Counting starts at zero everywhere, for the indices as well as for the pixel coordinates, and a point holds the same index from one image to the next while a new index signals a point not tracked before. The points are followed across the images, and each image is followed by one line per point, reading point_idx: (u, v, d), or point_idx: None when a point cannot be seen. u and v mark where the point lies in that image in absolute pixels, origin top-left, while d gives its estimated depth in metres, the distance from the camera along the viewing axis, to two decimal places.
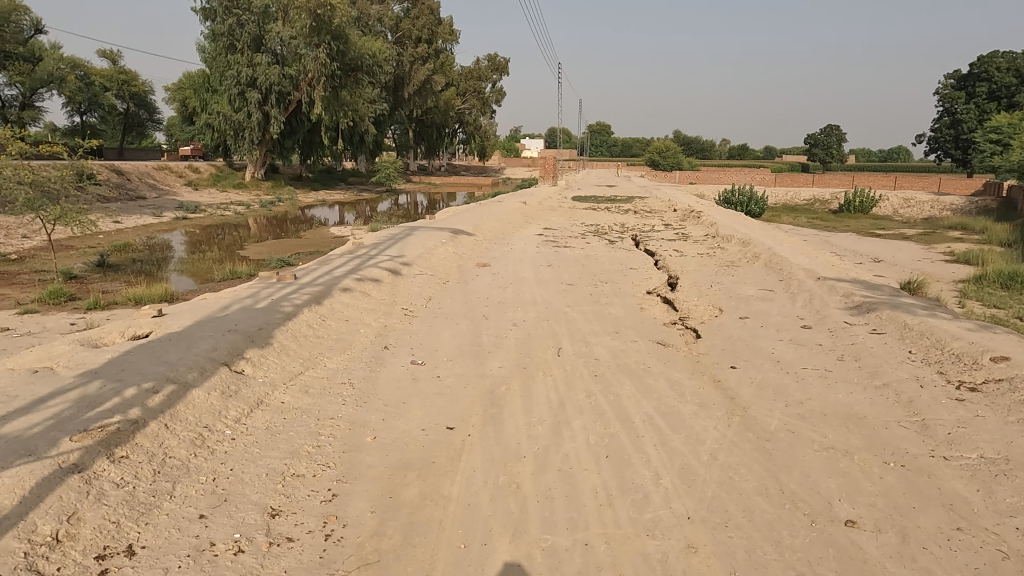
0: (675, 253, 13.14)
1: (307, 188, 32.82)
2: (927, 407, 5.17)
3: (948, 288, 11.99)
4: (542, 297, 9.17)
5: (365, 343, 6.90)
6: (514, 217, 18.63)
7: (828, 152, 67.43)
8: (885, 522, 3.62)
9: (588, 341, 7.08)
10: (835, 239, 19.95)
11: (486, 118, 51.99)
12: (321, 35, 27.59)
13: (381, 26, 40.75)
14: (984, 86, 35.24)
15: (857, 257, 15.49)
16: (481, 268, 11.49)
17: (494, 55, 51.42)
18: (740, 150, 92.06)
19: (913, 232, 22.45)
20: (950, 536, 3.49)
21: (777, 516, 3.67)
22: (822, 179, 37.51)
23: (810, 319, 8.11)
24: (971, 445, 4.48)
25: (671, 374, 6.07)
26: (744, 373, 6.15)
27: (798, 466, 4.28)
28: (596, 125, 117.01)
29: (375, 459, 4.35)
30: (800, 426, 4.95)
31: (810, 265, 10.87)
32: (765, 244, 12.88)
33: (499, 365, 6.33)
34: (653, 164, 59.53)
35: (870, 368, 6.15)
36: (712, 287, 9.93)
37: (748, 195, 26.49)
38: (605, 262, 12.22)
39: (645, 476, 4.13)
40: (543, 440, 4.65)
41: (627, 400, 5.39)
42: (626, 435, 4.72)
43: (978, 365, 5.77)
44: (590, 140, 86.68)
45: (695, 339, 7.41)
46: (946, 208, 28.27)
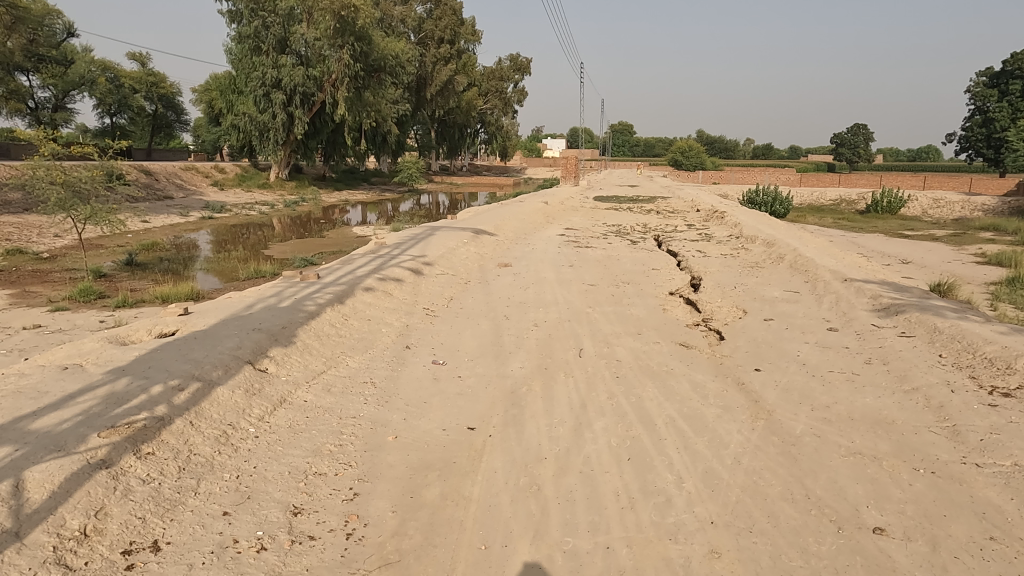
0: (698, 254, 12.99)
1: (330, 188, 33.20)
2: (958, 412, 5.05)
3: (979, 290, 11.77)
4: (564, 298, 9.15)
5: (387, 343, 6.92)
6: (536, 217, 18.60)
7: (854, 152, 66.61)
8: (914, 529, 3.54)
9: (609, 342, 7.04)
10: (862, 239, 19.70)
11: (508, 118, 52.17)
12: (345, 36, 27.84)
13: (404, 27, 40.94)
14: (1018, 83, 34.55)
15: (884, 257, 15.31)
16: (502, 268, 11.50)
17: (516, 55, 51.50)
18: (764, 150, 91.18)
19: (942, 233, 22.12)
20: (983, 546, 3.39)
21: (803, 522, 3.60)
22: (847, 179, 36.85)
23: (837, 321, 8.00)
24: (1005, 452, 4.37)
25: (694, 376, 6.01)
26: (769, 376, 6.06)
27: (825, 472, 4.20)
28: (618, 125, 116.61)
29: (396, 458, 4.37)
30: (827, 430, 4.87)
31: (836, 266, 10.72)
32: (790, 245, 12.74)
33: (520, 365, 6.31)
34: (676, 164, 59.09)
35: (898, 372, 6.04)
36: (736, 288, 9.84)
37: (773, 195, 26.23)
38: (627, 262, 12.18)
39: (668, 479, 4.08)
40: (564, 442, 4.63)
41: (649, 402, 5.36)
42: (648, 437, 4.69)
43: (1012, 370, 5.63)
44: (611, 140, 86.40)
45: (718, 341, 7.32)
46: (977, 208, 27.66)
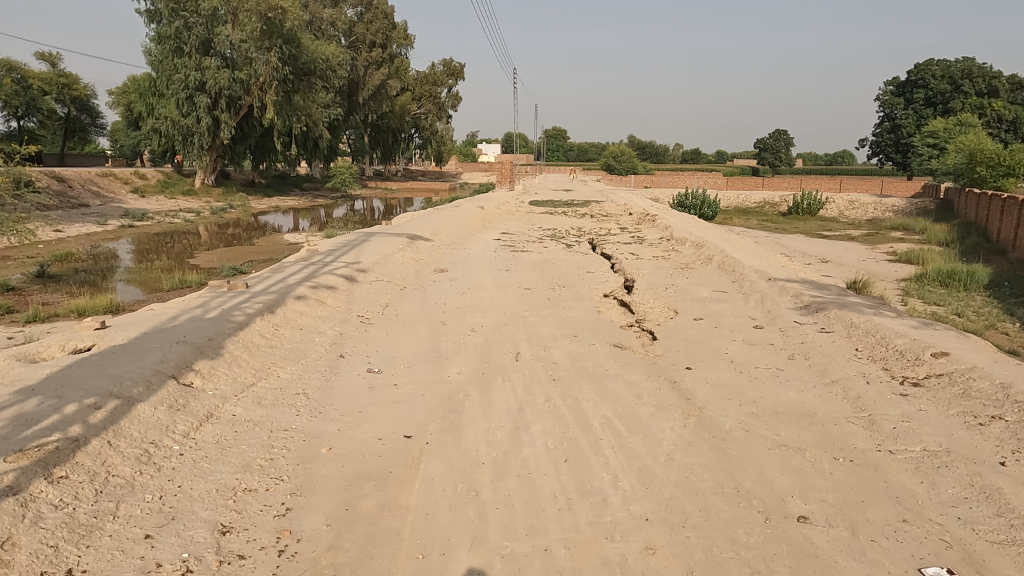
0: (631, 256, 13.23)
1: (260, 195, 32.23)
2: (874, 402, 5.35)
3: (891, 286, 12.54)
4: (501, 302, 9.17)
5: (321, 352, 6.76)
6: (472, 222, 18.58)
7: (776, 156, 69.79)
8: (836, 516, 3.71)
9: (546, 346, 7.10)
10: (785, 240, 20.60)
11: (443, 123, 51.97)
12: (272, 38, 27.16)
13: (334, 30, 40.16)
14: (922, 92, 37.25)
15: (806, 257, 16.06)
16: (439, 273, 11.45)
17: (450, 60, 51.37)
18: (692, 155, 94.15)
19: (858, 233, 23.40)
20: (898, 528, 3.59)
21: (733, 514, 3.72)
22: (770, 182, 38.45)
23: (762, 319, 8.31)
24: (915, 438, 4.65)
25: (629, 377, 6.13)
26: (700, 374, 6.24)
27: (754, 464, 4.35)
28: (552, 131, 118.10)
29: (331, 470, 4.27)
30: (755, 425, 5.05)
31: (761, 266, 11.16)
32: (718, 246, 13.20)
33: (458, 371, 6.29)
34: (609, 168, 60.19)
35: (820, 366, 6.33)
36: (667, 289, 10.11)
37: (702, 198, 27.11)
38: (563, 265, 12.31)
39: (604, 479, 4.14)
40: (503, 446, 4.63)
41: (585, 403, 5.43)
42: (585, 438, 4.75)
43: (921, 361, 6.02)
44: (545, 145, 87.10)
45: (651, 341, 7.49)
46: (888, 209, 29.35)
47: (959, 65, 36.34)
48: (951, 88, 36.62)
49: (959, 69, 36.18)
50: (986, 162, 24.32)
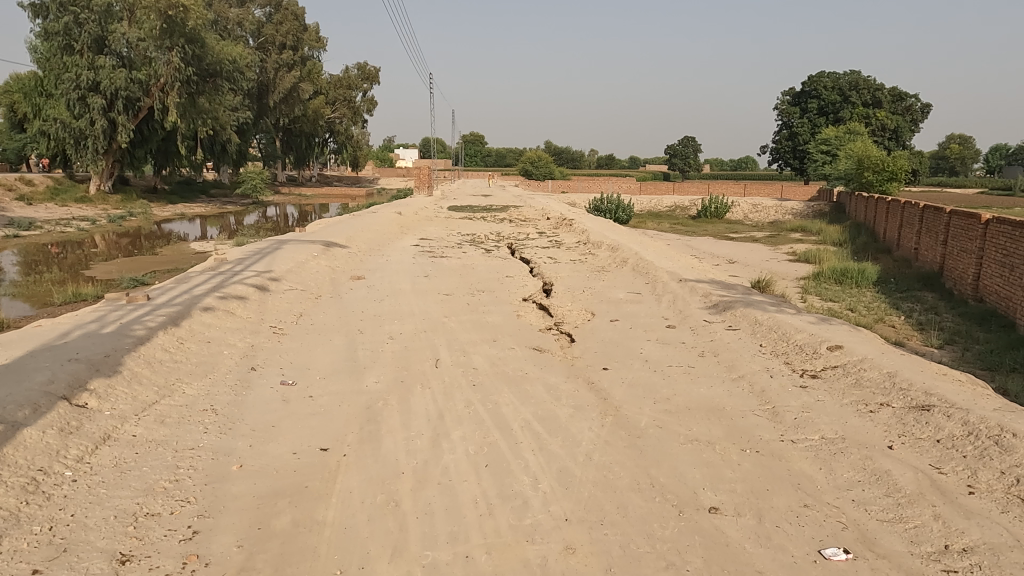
0: (549, 260, 13.42)
1: (163, 201, 30.57)
2: (777, 395, 5.65)
3: (792, 284, 13.30)
4: (420, 309, 9.09)
5: (230, 365, 6.47)
6: (390, 228, 18.31)
7: (685, 162, 72.70)
8: (744, 505, 3.88)
9: (466, 351, 7.08)
10: (696, 242, 21.46)
11: (358, 128, 50.99)
12: (174, 37, 25.81)
13: (241, 30, 38.61)
14: (815, 102, 39.80)
15: (715, 258, 16.79)
16: (355, 281, 11.21)
17: (364, 64, 50.52)
18: (607, 160, 96.57)
19: (761, 234, 24.70)
20: (800, 513, 3.80)
21: (649, 510, 3.83)
22: (680, 186, 40.01)
23: (674, 319, 8.62)
24: (814, 428, 4.94)
25: (548, 379, 6.20)
26: (616, 374, 6.41)
27: (668, 460, 4.50)
28: (469, 136, 118.22)
29: (242, 488, 4.09)
30: (668, 421, 5.22)
31: (673, 268, 11.58)
32: (632, 249, 13.59)
33: (376, 380, 6.17)
34: (526, 174, 60.83)
35: (728, 362, 6.63)
36: (585, 292, 10.32)
37: (616, 202, 27.85)
38: (482, 270, 12.33)
39: (524, 482, 4.17)
40: (422, 455, 4.58)
41: (505, 407, 5.45)
42: (505, 442, 4.77)
43: (818, 354, 6.41)
44: (463, 150, 87.04)
45: (569, 344, 7.63)
46: (787, 212, 31.13)
47: (846, 78, 39.11)
48: (840, 99, 39.36)
49: (847, 81, 38.94)
50: (872, 168, 26.24)
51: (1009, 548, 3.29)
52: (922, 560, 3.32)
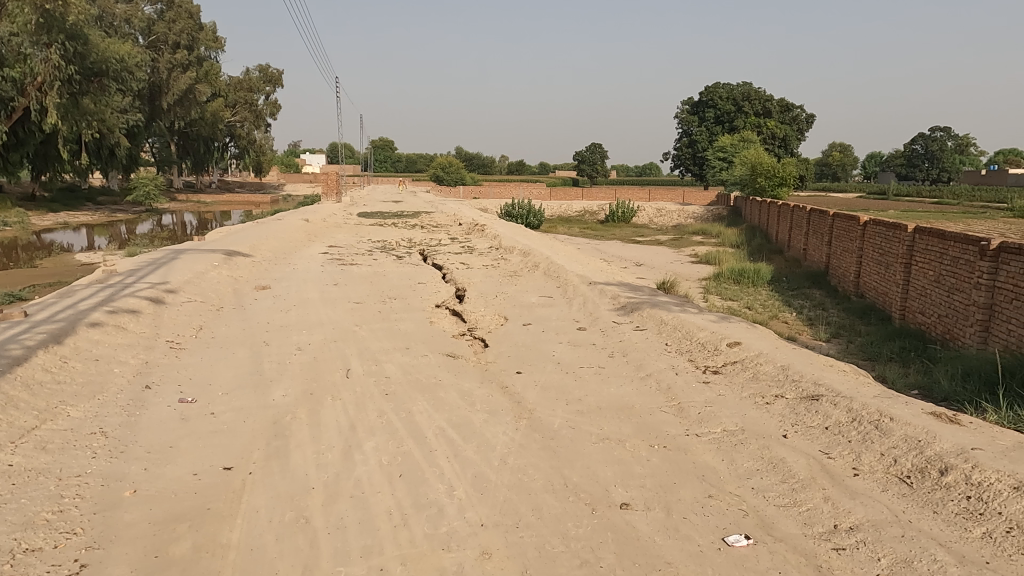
0: (462, 266, 13.41)
1: (43, 210, 28.26)
2: (682, 391, 5.89)
3: (694, 285, 13.92)
4: (329, 318, 8.84)
5: (122, 384, 6.06)
6: (297, 235, 17.73)
7: (593, 168, 74.73)
8: (653, 500, 4.02)
9: (378, 360, 6.96)
10: (604, 246, 22.09)
11: (261, 132, 49.15)
12: (52, 33, 23.94)
13: (129, 27, 36.33)
14: (711, 112, 41.93)
15: (623, 261, 17.34)
16: (260, 291, 10.77)
17: (266, 66, 48.81)
18: (517, 166, 97.67)
19: (665, 238, 25.71)
20: (705, 504, 3.97)
21: (563, 509, 3.89)
22: (589, 192, 41.03)
23: (585, 321, 8.81)
24: (716, 421, 5.19)
25: (462, 385, 6.18)
26: (529, 377, 6.48)
27: (580, 459, 4.60)
28: (379, 141, 116.56)
29: (136, 515, 3.83)
30: (580, 421, 5.33)
31: (582, 271, 11.85)
32: (543, 254, 13.81)
33: (283, 393, 5.95)
34: (437, 180, 60.59)
35: (636, 361, 6.85)
36: (497, 296, 10.38)
37: (527, 208, 28.26)
38: (394, 277, 12.16)
39: (439, 490, 4.14)
40: (333, 468, 4.45)
41: (418, 415, 5.39)
42: (419, 451, 4.71)
43: (719, 351, 6.74)
44: (372, 155, 85.59)
45: (483, 349, 7.65)
46: (689, 216, 32.56)
47: (739, 89, 41.46)
48: (734, 109, 41.66)
49: (740, 92, 41.29)
50: (764, 174, 27.92)
51: (890, 523, 3.58)
52: (815, 540, 3.55)
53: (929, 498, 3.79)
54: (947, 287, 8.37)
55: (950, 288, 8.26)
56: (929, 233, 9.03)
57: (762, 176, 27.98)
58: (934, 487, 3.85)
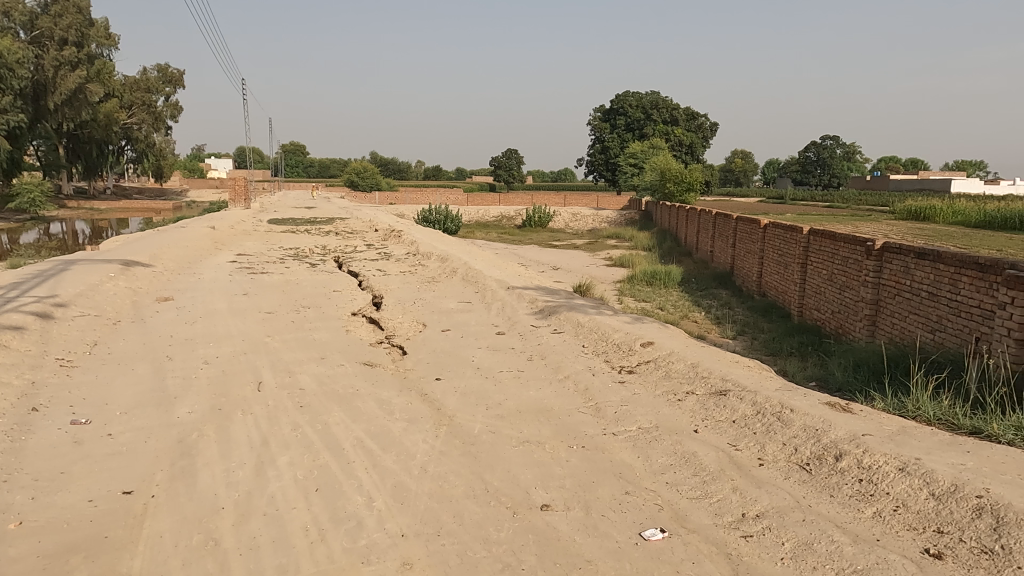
0: (378, 273, 13.18)
1: None
2: (599, 392, 6.03)
3: (610, 287, 14.27)
4: (239, 329, 8.48)
5: (4, 407, 5.57)
6: (203, 243, 16.91)
7: (509, 173, 75.43)
8: (572, 500, 4.08)
9: (292, 371, 6.73)
10: (522, 250, 22.33)
11: (160, 134, 46.65)
12: None
13: (8, 21, 33.59)
14: (622, 119, 43.28)
15: (540, 265, 17.57)
16: (162, 303, 10.19)
17: (165, 65, 46.42)
18: (434, 171, 97.20)
19: (581, 242, 26.24)
20: (623, 501, 4.07)
21: (484, 514, 3.90)
22: (506, 198, 41.35)
23: (504, 326, 8.86)
24: (632, 419, 5.34)
25: (380, 394, 6.07)
26: (449, 383, 6.44)
27: (501, 464, 4.61)
28: (290, 146, 113.12)
29: (22, 549, 3.52)
30: (500, 426, 5.35)
31: (500, 276, 11.93)
32: (461, 259, 13.79)
33: (189, 410, 5.65)
34: (352, 185, 59.40)
35: (554, 364, 6.95)
36: (415, 303, 10.28)
37: (445, 213, 28.19)
38: (308, 286, 11.81)
39: (358, 502, 4.05)
40: (245, 485, 4.27)
41: (335, 427, 5.25)
42: (336, 463, 4.59)
43: (633, 351, 6.95)
44: (282, 160, 82.84)
45: (401, 356, 7.55)
46: (603, 221, 33.39)
47: (648, 97, 43.01)
48: (644, 116, 43.17)
49: (648, 100, 42.83)
50: (673, 179, 29.03)
51: (792, 509, 3.79)
52: (725, 529, 3.71)
53: (826, 483, 4.04)
54: (838, 285, 8.97)
55: (841, 285, 8.86)
56: (821, 235, 9.67)
57: (672, 181, 29.08)
58: (830, 472, 4.12)
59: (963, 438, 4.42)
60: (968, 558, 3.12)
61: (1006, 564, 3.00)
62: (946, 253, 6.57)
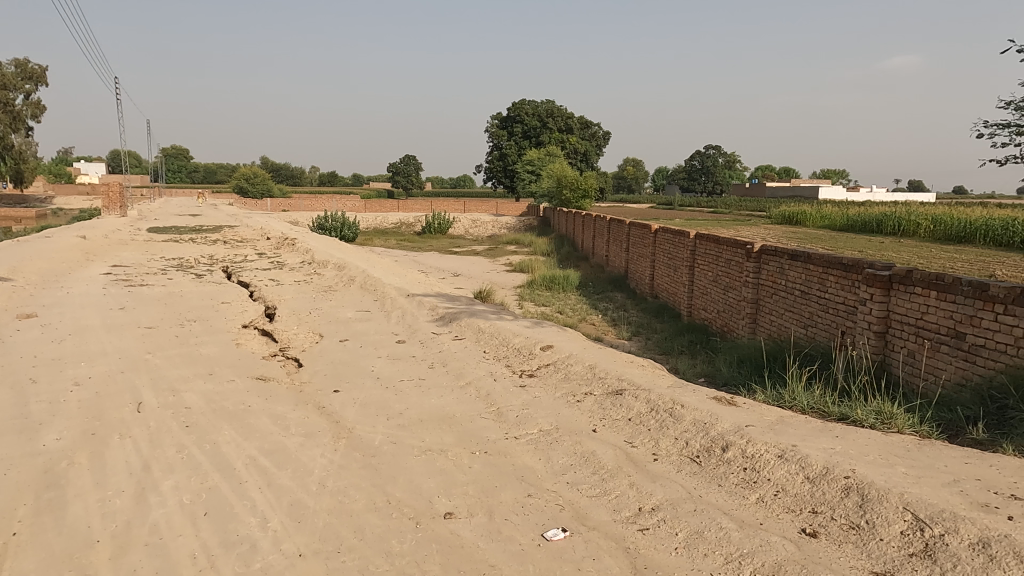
0: (271, 283, 12.64)
1: None
2: (500, 397, 6.07)
3: (510, 293, 14.43)
4: (115, 346, 7.86)
5: None
6: (72, 255, 15.56)
7: (408, 179, 74.72)
8: (475, 506, 4.08)
9: (176, 389, 6.32)
10: (422, 257, 22.16)
11: (19, 135, 42.63)
12: None
13: None
14: (519, 127, 43.94)
15: (440, 272, 17.48)
16: (23, 320, 9.27)
17: (24, 60, 42.52)
18: (330, 177, 94.67)
19: (481, 248, 26.38)
20: (525, 503, 4.12)
21: (386, 527, 3.82)
22: (404, 204, 40.87)
23: (404, 334, 8.75)
24: (532, 422, 5.41)
25: (274, 410, 5.82)
26: (348, 395, 6.28)
27: (403, 474, 4.55)
28: (171, 150, 106.57)
29: None
30: (401, 436, 5.27)
31: (400, 284, 11.78)
32: (359, 268, 13.49)
33: (57, 436, 5.16)
34: (241, 191, 56.66)
35: (456, 371, 6.93)
36: (311, 313, 9.94)
37: (341, 220, 27.53)
38: (193, 298, 11.14)
39: (251, 524, 3.85)
40: (124, 515, 3.95)
41: (225, 446, 4.98)
42: (227, 484, 4.35)
43: (534, 355, 7.05)
44: (162, 165, 77.75)
45: (297, 369, 7.28)
46: (503, 227, 33.70)
47: (544, 106, 43.92)
48: (540, 124, 44.01)
49: (544, 109, 43.73)
50: (569, 186, 29.77)
51: (684, 500, 3.98)
52: (623, 524, 3.84)
53: (714, 473, 4.27)
54: (722, 286, 9.52)
55: (725, 286, 9.42)
56: (707, 239, 10.23)
57: (569, 188, 29.80)
58: (718, 463, 4.36)
59: (833, 424, 4.81)
60: (839, 534, 3.40)
61: (871, 538, 3.29)
62: (815, 255, 7.14)
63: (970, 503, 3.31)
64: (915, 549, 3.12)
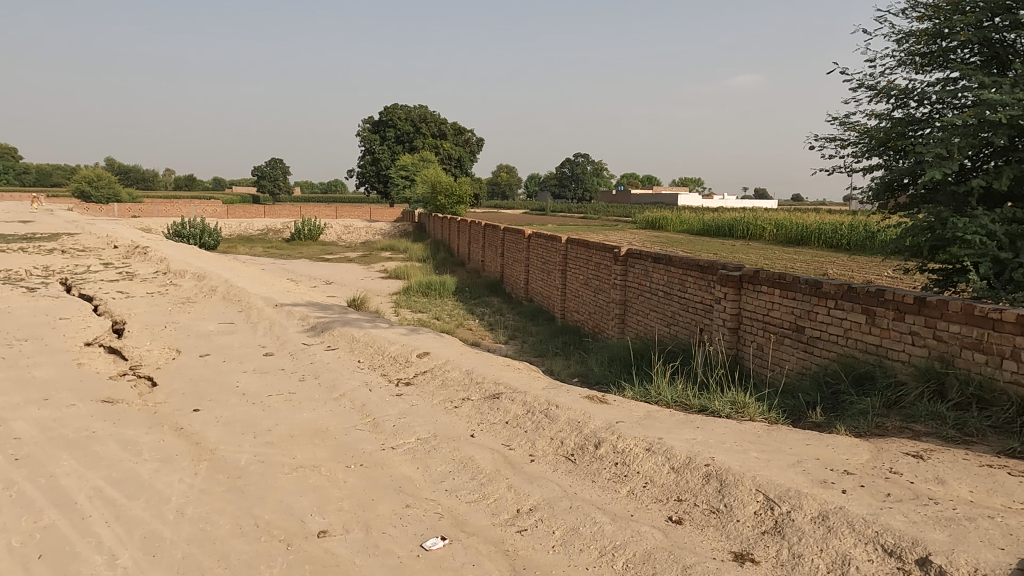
0: (119, 296, 11.55)
1: None
2: (376, 407, 5.93)
3: (385, 300, 14.15)
4: None
5: None
6: None
7: (275, 184, 71.39)
8: (351, 521, 3.95)
9: (2, 419, 5.58)
10: (291, 265, 21.26)
11: None
12: None
13: None
14: (392, 131, 43.31)
15: (311, 280, 16.83)
16: None
17: None
18: (187, 180, 88.41)
19: (355, 254, 25.73)
20: (403, 514, 4.05)
21: (253, 552, 3.60)
22: (271, 210, 38.98)
23: (272, 346, 8.31)
24: (410, 431, 5.33)
25: (125, 434, 5.32)
26: (210, 414, 5.86)
27: (272, 494, 4.31)
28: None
29: None
30: (270, 453, 5.00)
31: (267, 293, 11.20)
32: (221, 277, 12.67)
33: None
34: (81, 196, 51.35)
35: (328, 383, 6.68)
36: (166, 327, 9.19)
37: (201, 226, 25.76)
38: (24, 314, 9.93)
39: (97, 563, 3.48)
40: None
41: (65, 479, 4.47)
42: (68, 521, 3.91)
43: (410, 363, 6.95)
44: None
45: (151, 389, 6.69)
46: (377, 233, 33.06)
47: (417, 111, 43.62)
48: (413, 130, 43.62)
49: (417, 114, 43.41)
50: (444, 193, 29.73)
51: (560, 498, 4.07)
52: (502, 527, 3.87)
53: (588, 470, 4.42)
54: (593, 288, 9.90)
55: (595, 289, 9.80)
56: (578, 243, 10.59)
57: (444, 195, 29.75)
58: (591, 460, 4.51)
59: (694, 416, 5.14)
60: (701, 519, 3.63)
61: (731, 519, 3.54)
62: (675, 258, 7.61)
63: (812, 480, 3.66)
64: (767, 527, 3.39)
